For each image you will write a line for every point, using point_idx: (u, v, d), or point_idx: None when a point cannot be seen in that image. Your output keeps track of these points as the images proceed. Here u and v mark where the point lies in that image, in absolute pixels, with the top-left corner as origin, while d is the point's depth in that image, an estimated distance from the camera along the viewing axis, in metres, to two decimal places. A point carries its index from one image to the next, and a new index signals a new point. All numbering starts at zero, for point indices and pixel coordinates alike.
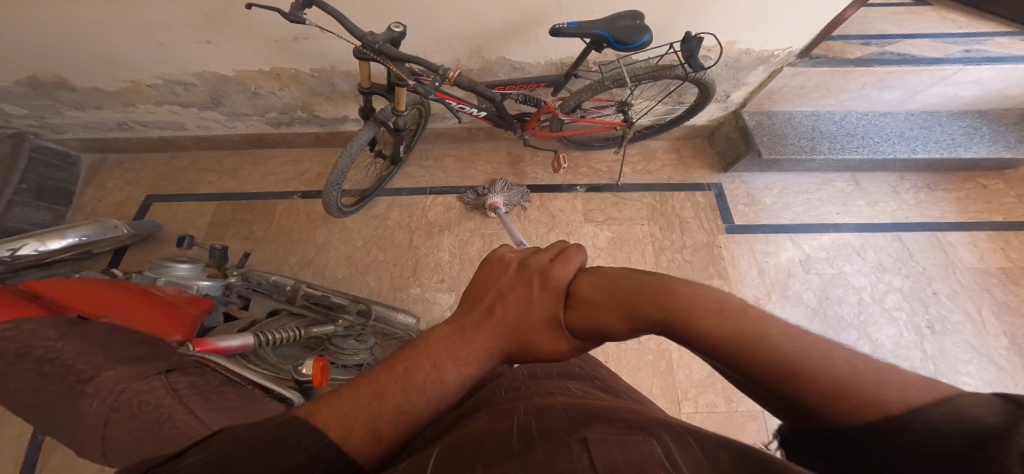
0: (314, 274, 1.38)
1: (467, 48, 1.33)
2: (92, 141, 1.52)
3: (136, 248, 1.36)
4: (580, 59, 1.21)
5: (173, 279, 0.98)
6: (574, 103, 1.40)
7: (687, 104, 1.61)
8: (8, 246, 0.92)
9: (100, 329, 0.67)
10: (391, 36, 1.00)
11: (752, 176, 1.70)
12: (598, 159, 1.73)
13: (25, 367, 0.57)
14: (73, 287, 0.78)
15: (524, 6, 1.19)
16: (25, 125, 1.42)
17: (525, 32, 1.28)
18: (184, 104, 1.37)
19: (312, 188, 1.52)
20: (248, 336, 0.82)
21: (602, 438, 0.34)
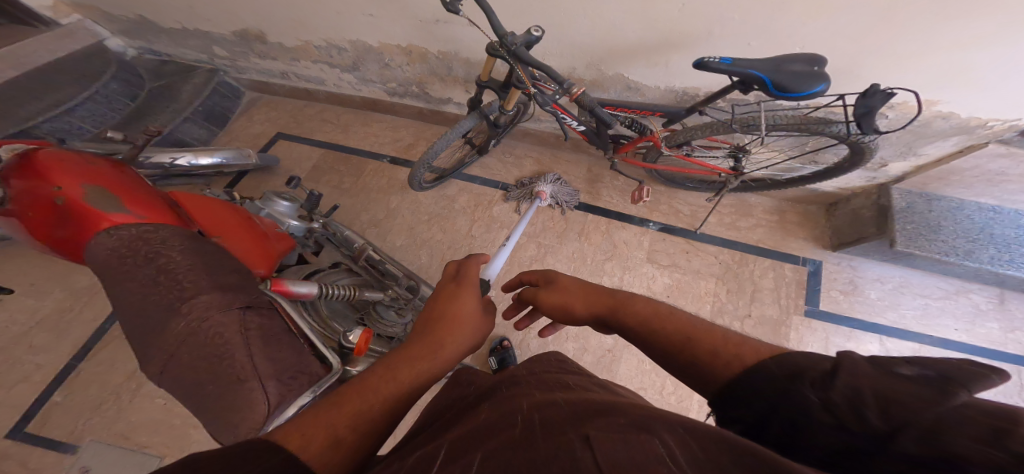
0: (376, 234, 1.52)
1: (586, 58, 1.31)
2: (258, 82, 1.84)
3: (251, 176, 1.62)
4: (719, 94, 1.12)
5: (273, 214, 1.18)
6: (683, 139, 1.32)
7: (820, 166, 1.40)
8: (170, 154, 1.18)
9: (204, 244, 0.84)
10: (529, 39, 1.04)
11: (863, 262, 1.43)
12: (683, 199, 1.60)
13: (149, 270, 0.75)
14: (203, 208, 0.99)
15: (665, 25, 1.12)
16: (221, 64, 1.79)
17: (656, 52, 1.21)
18: (333, 65, 1.58)
19: (401, 156, 1.66)
20: (314, 285, 0.95)
21: (604, 435, 0.36)
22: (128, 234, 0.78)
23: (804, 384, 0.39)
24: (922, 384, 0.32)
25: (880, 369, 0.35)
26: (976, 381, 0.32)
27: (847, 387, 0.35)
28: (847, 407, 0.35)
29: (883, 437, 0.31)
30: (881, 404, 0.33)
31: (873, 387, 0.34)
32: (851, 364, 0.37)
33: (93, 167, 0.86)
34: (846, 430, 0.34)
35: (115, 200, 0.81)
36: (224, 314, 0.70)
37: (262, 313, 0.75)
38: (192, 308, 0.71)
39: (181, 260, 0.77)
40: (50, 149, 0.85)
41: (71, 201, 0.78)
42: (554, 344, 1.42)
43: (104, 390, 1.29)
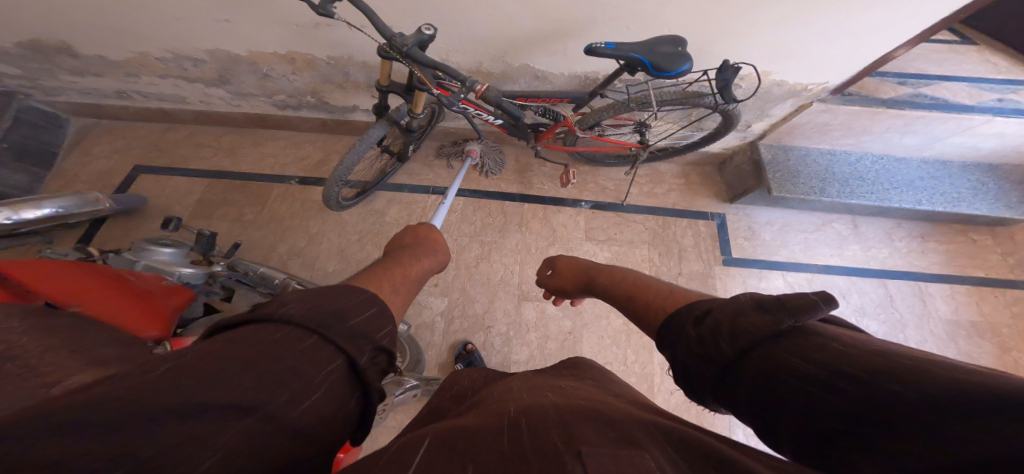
0: (300, 265, 1.31)
1: (490, 51, 1.30)
2: (88, 106, 1.44)
3: (114, 221, 1.27)
4: (610, 79, 1.21)
5: (153, 264, 0.94)
6: (593, 121, 1.40)
7: (704, 131, 1.62)
8: None
9: (58, 320, 0.62)
10: (420, 39, 0.97)
11: (755, 209, 1.70)
12: (606, 177, 1.71)
13: None
14: (34, 269, 0.72)
15: (557, 14, 1.15)
16: (18, 85, 1.33)
17: (553, 41, 1.25)
18: (191, 79, 1.30)
19: (311, 175, 1.46)
20: None
21: (596, 451, 0.33)
22: None
23: (692, 325, 0.53)
24: (769, 312, 0.44)
25: (754, 303, 0.47)
26: (807, 310, 0.41)
27: (727, 318, 0.48)
28: (736, 339, 0.45)
29: (791, 363, 0.39)
30: (736, 338, 0.45)
31: (730, 322, 0.47)
32: (731, 303, 0.50)
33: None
34: (723, 355, 0.46)
35: None
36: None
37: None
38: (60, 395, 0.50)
39: (20, 342, 0.55)
40: None
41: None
42: (518, 339, 1.39)
43: None
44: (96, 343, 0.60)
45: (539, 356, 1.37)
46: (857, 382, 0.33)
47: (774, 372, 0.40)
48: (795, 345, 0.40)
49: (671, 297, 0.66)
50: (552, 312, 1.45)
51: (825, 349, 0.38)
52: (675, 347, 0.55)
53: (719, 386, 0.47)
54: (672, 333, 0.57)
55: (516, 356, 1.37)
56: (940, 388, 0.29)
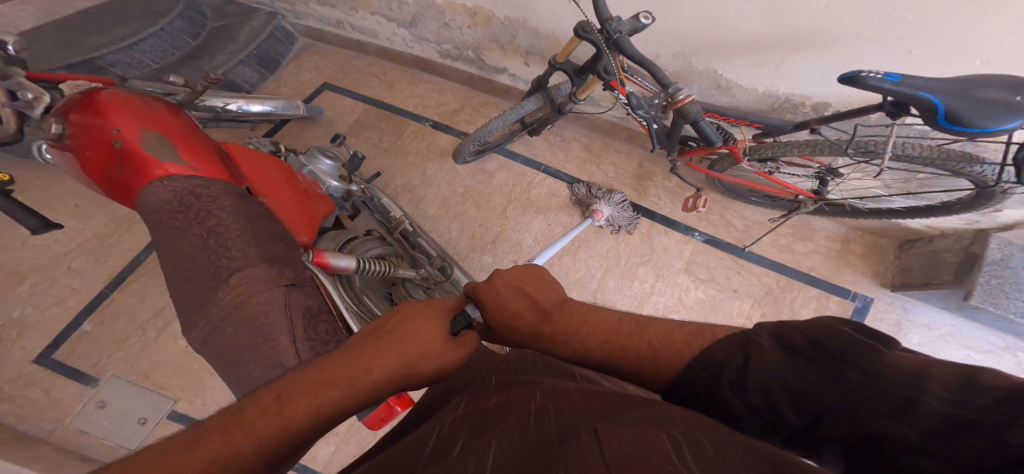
0: (410, 199, 1.49)
1: (676, 47, 1.16)
2: (312, 28, 1.80)
3: (295, 123, 1.60)
4: (847, 114, 0.95)
5: (315, 172, 1.13)
6: (770, 154, 1.17)
7: (919, 200, 1.29)
8: (222, 99, 1.16)
9: (253, 205, 0.84)
10: (634, 27, 0.90)
11: (918, 306, 1.35)
12: (738, 213, 1.50)
13: (197, 231, 0.76)
14: (256, 159, 0.97)
15: (797, 22, 0.93)
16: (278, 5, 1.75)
17: (769, 51, 1.03)
18: (391, 18, 1.50)
19: (444, 122, 1.59)
20: (350, 261, 0.93)
21: (610, 429, 0.33)
22: (181, 187, 0.78)
23: (720, 385, 0.43)
24: (810, 363, 0.37)
25: (785, 352, 0.39)
26: (854, 346, 0.35)
27: (760, 378, 0.39)
28: (787, 405, 0.37)
29: (833, 418, 0.35)
30: (791, 398, 0.37)
31: (779, 381, 0.38)
32: (757, 348, 0.41)
33: (150, 111, 0.85)
34: (790, 422, 0.38)
35: (169, 148, 0.81)
36: (269, 291, 0.72)
37: (304, 292, 0.77)
38: (241, 281, 0.72)
39: (230, 225, 0.77)
40: (113, 89, 0.85)
41: (129, 146, 0.78)
42: None
43: (127, 328, 1.39)
44: (271, 240, 0.81)
45: None
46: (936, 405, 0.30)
47: (823, 433, 0.35)
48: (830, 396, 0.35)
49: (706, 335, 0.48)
50: None
51: (863, 401, 0.33)
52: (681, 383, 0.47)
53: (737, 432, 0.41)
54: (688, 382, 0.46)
55: None
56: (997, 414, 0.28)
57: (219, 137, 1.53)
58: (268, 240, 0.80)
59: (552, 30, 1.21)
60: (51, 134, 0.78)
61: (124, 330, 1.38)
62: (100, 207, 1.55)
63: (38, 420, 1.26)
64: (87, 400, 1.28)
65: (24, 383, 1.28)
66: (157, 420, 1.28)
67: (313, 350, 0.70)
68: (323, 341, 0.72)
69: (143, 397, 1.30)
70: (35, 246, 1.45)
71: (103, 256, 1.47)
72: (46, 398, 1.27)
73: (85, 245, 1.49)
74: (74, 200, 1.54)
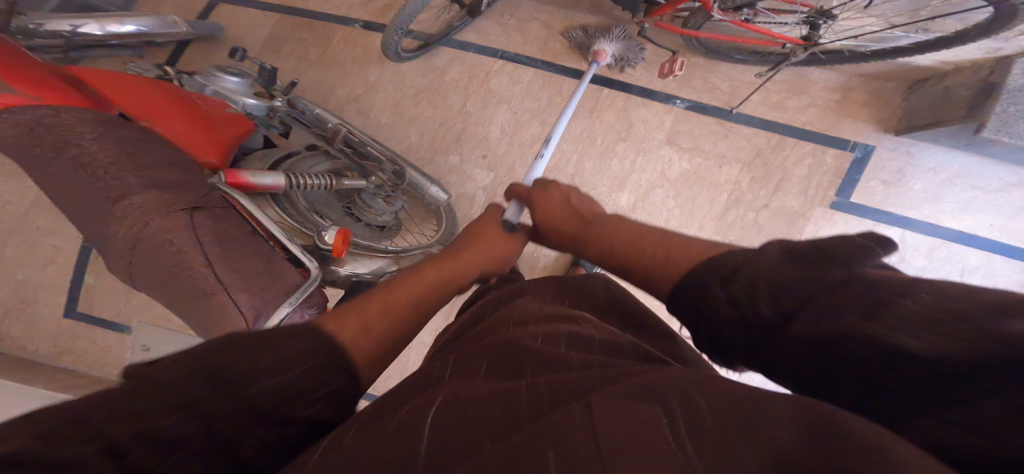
0: (357, 111, 1.33)
1: None
2: None
3: (195, 44, 1.39)
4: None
5: (220, 91, 0.98)
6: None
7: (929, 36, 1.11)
8: (69, 21, 0.95)
9: (129, 131, 0.74)
10: None
11: (925, 149, 1.24)
12: (725, 73, 1.32)
13: (63, 163, 0.67)
14: (125, 84, 0.83)
15: None
16: None
17: None
18: None
19: (375, 20, 1.36)
20: (281, 178, 0.86)
21: (605, 399, 0.29)
22: (26, 120, 0.66)
23: (716, 282, 0.46)
24: (806, 263, 0.38)
25: (788, 255, 0.41)
26: (862, 252, 0.36)
27: (756, 271, 0.42)
28: (766, 300, 0.39)
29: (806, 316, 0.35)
30: (775, 297, 0.38)
31: (768, 279, 0.40)
32: (760, 255, 0.43)
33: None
34: (763, 317, 0.39)
35: None
36: (166, 216, 0.66)
37: (214, 214, 0.71)
38: (126, 210, 0.66)
39: (99, 153, 0.68)
40: None
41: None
42: None
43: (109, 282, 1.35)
44: (153, 166, 0.71)
45: (569, 256, 1.32)
46: (913, 305, 0.29)
47: (791, 327, 0.36)
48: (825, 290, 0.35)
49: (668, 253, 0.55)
50: (599, 214, 1.31)
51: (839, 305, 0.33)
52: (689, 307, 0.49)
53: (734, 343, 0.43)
54: (691, 296, 0.49)
55: (548, 250, 1.33)
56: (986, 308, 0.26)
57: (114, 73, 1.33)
58: (154, 167, 0.71)
59: None
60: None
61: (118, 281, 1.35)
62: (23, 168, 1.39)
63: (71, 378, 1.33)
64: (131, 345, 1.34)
65: (70, 338, 1.33)
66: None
67: (232, 270, 0.67)
68: (243, 260, 0.69)
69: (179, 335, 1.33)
70: None
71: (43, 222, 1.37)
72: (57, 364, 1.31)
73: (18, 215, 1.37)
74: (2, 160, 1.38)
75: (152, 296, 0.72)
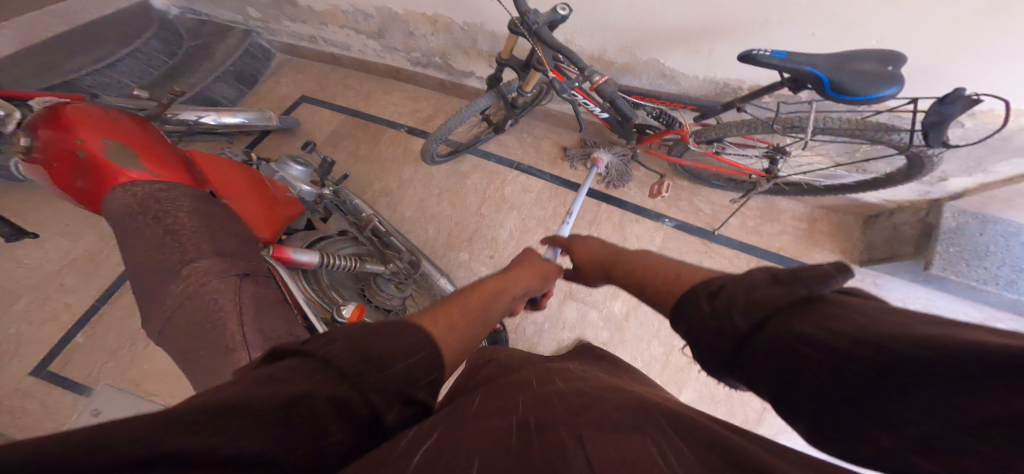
0: (387, 203, 1.53)
1: (621, 41, 1.31)
2: (290, 45, 1.91)
3: (275, 135, 1.68)
4: (762, 91, 1.05)
5: (286, 177, 1.19)
6: (715, 135, 1.25)
7: (866, 174, 1.34)
8: (195, 112, 1.31)
9: (211, 207, 0.90)
10: (553, 19, 1.01)
11: (889, 280, 1.40)
12: (706, 199, 1.56)
13: (152, 229, 0.81)
14: (220, 168, 1.03)
15: (712, 11, 1.07)
16: (257, 25, 1.88)
17: (698, 41, 1.16)
18: (359, 31, 1.58)
19: (418, 127, 1.65)
20: (315, 255, 1.00)
21: (594, 439, 0.37)
22: (142, 192, 0.84)
23: (705, 299, 0.49)
24: (780, 288, 0.41)
25: (766, 276, 0.43)
26: (820, 279, 0.40)
27: (741, 294, 0.44)
28: (748, 317, 0.42)
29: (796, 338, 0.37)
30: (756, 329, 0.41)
31: (749, 297, 0.43)
32: (746, 276, 0.46)
33: (115, 122, 0.91)
34: (740, 332, 0.42)
35: (132, 157, 0.87)
36: (221, 280, 0.77)
37: (258, 281, 0.82)
38: (191, 272, 0.77)
39: (187, 223, 0.83)
40: (79, 103, 0.91)
41: (93, 155, 0.84)
42: (551, 333, 1.40)
43: (121, 338, 1.41)
44: (224, 237, 0.86)
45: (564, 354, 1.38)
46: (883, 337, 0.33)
47: (769, 343, 0.39)
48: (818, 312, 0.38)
49: (676, 279, 0.60)
50: (593, 318, 1.42)
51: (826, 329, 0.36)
52: (689, 331, 0.50)
53: (718, 354, 0.45)
54: (692, 321, 0.49)
55: (544, 347, 1.40)
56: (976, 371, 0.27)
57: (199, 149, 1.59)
58: (223, 237, 0.86)
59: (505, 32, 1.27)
60: (20, 147, 0.86)
61: (115, 342, 1.40)
62: (87, 226, 1.59)
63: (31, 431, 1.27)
64: (82, 408, 1.30)
65: (26, 396, 1.31)
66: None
67: (259, 334, 0.74)
68: (272, 321, 0.77)
69: (132, 403, 1.31)
70: (28, 264, 1.50)
71: (87, 273, 1.51)
72: (42, 408, 1.30)
73: (75, 262, 1.53)
74: (64, 218, 1.59)
75: (171, 353, 0.76)
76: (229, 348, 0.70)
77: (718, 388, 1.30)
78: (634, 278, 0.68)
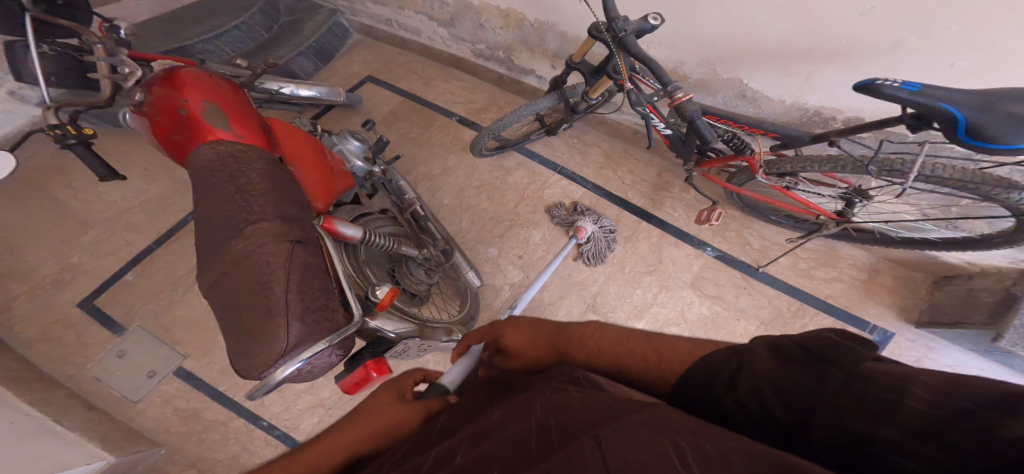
0: (428, 188, 1.56)
1: (701, 55, 1.26)
2: (366, 26, 2.00)
3: (337, 111, 1.77)
4: (868, 126, 0.97)
5: (343, 151, 1.26)
6: (789, 168, 1.17)
7: (958, 232, 1.23)
8: (279, 83, 1.41)
9: (278, 172, 0.97)
10: (642, 27, 0.98)
11: (944, 345, 1.26)
12: (756, 232, 1.47)
13: (227, 187, 0.88)
14: (292, 137, 1.12)
15: (821, 32, 1.01)
16: (341, 4, 1.99)
17: (796, 62, 1.10)
18: (433, 18, 1.62)
19: (470, 118, 1.67)
20: (359, 231, 1.05)
21: (613, 435, 0.32)
22: (224, 150, 0.92)
23: (719, 387, 0.43)
24: (808, 368, 0.38)
25: (780, 356, 0.40)
26: (843, 347, 0.37)
27: (760, 378, 0.40)
28: (779, 401, 0.37)
29: (831, 418, 0.34)
30: (782, 396, 0.38)
31: (772, 381, 0.39)
32: (751, 353, 0.43)
33: (216, 87, 1.03)
34: (783, 422, 0.37)
35: (222, 118, 0.97)
36: (276, 243, 0.83)
37: (308, 249, 0.88)
38: (252, 231, 0.83)
39: (256, 184, 0.90)
40: (190, 68, 1.05)
41: (193, 113, 0.95)
42: None
43: (166, 279, 1.57)
44: (285, 203, 0.92)
45: None
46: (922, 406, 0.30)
47: (811, 432, 0.35)
48: (870, 391, 0.32)
49: (656, 363, 0.55)
50: None
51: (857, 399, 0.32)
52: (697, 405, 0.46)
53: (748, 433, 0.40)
54: (696, 391, 0.46)
55: None
56: None
57: (271, 116, 1.73)
58: (284, 203, 0.92)
59: (580, 34, 1.26)
60: (136, 101, 0.99)
61: (162, 282, 1.56)
62: (162, 173, 1.78)
63: (62, 363, 1.40)
64: (109, 348, 1.44)
65: (74, 323, 1.46)
66: (165, 374, 1.43)
67: (300, 300, 0.79)
68: (312, 291, 0.82)
69: (160, 350, 1.46)
70: (106, 200, 1.69)
71: (152, 216, 1.68)
72: (78, 342, 1.44)
73: (144, 205, 1.70)
74: (144, 164, 1.78)
75: (214, 308, 0.80)
76: (271, 311, 0.75)
77: None
78: (631, 365, 0.57)
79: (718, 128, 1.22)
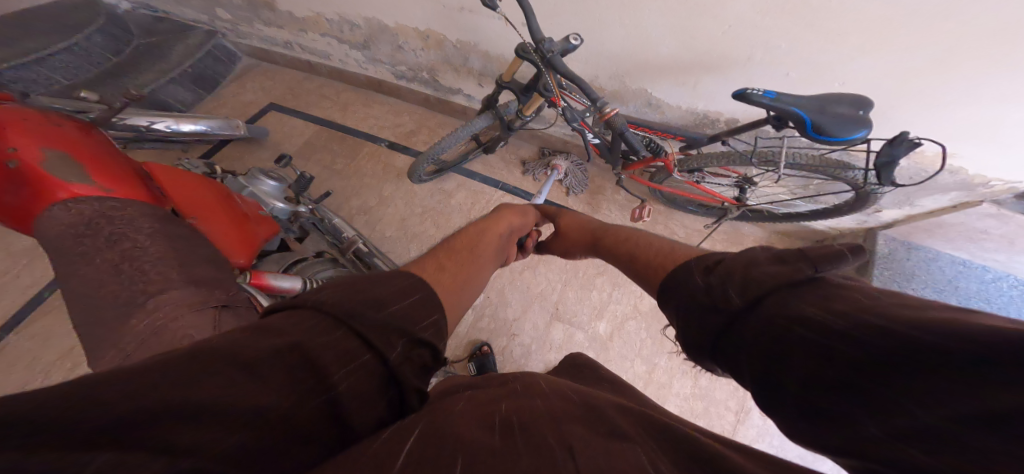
0: (365, 221, 1.44)
1: (613, 69, 1.38)
2: (259, 50, 1.79)
3: (237, 145, 1.54)
4: (746, 127, 1.15)
5: (257, 192, 1.09)
6: (697, 165, 1.35)
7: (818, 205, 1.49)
8: (149, 118, 1.18)
9: (176, 229, 0.79)
10: (566, 48, 1.00)
11: None
12: (681, 222, 1.65)
13: (105, 257, 0.69)
14: (183, 181, 0.92)
15: (703, 48, 1.15)
16: (225, 27, 1.76)
17: (686, 74, 1.25)
18: (343, 41, 1.51)
19: (399, 142, 1.58)
20: (297, 281, 0.90)
21: (586, 447, 0.35)
22: (88, 211, 0.72)
23: (703, 275, 0.51)
24: (780, 265, 0.43)
25: (771, 257, 0.45)
26: (832, 259, 0.41)
27: (735, 264, 0.48)
28: (737, 291, 0.45)
29: (776, 302, 0.41)
30: (744, 286, 0.45)
31: (741, 274, 0.46)
32: (744, 255, 0.48)
33: (58, 131, 0.81)
34: (731, 305, 0.45)
35: (78, 170, 0.76)
36: (195, 314, 0.66)
37: (239, 314, 0.72)
38: (157, 306, 0.66)
39: (149, 248, 0.72)
40: (11, 107, 0.81)
41: (28, 166, 0.73)
42: (539, 355, 1.37)
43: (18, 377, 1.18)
44: (196, 264, 0.75)
45: None
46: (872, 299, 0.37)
47: (747, 317, 0.43)
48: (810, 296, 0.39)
49: (670, 251, 0.64)
50: (579, 340, 1.40)
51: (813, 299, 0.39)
52: (676, 302, 0.55)
53: (714, 342, 0.48)
54: (679, 291, 0.55)
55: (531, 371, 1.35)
56: (971, 342, 0.28)
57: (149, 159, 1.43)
58: (194, 264, 0.75)
59: (502, 52, 1.26)
60: None
61: (22, 378, 1.15)
62: None
63: None
64: None
65: None
66: None
67: None
68: None
69: None
70: None
71: None
72: None
73: None
74: None
75: None
76: None
77: (696, 401, 1.30)
78: (643, 253, 0.68)
79: (638, 135, 1.34)
